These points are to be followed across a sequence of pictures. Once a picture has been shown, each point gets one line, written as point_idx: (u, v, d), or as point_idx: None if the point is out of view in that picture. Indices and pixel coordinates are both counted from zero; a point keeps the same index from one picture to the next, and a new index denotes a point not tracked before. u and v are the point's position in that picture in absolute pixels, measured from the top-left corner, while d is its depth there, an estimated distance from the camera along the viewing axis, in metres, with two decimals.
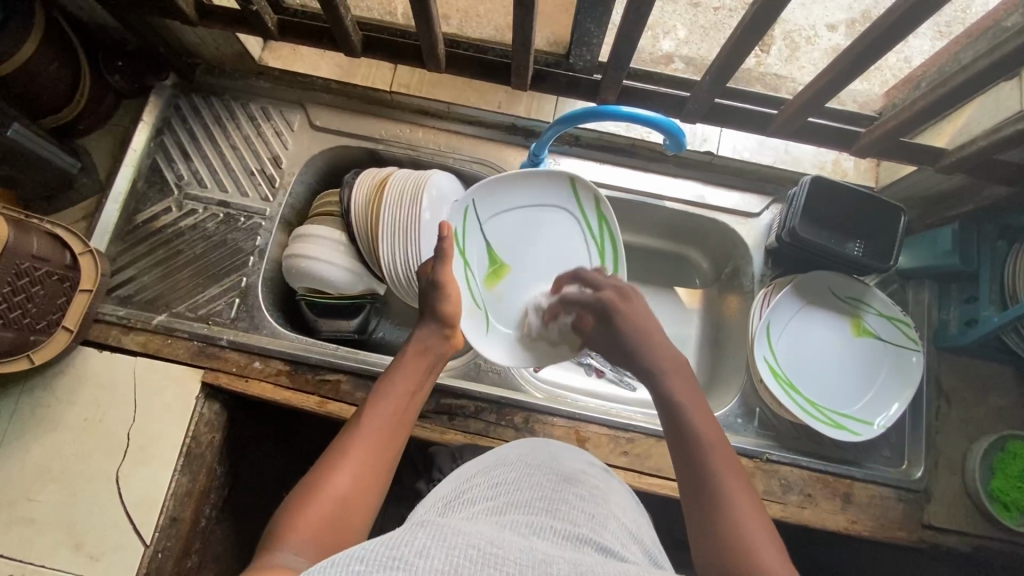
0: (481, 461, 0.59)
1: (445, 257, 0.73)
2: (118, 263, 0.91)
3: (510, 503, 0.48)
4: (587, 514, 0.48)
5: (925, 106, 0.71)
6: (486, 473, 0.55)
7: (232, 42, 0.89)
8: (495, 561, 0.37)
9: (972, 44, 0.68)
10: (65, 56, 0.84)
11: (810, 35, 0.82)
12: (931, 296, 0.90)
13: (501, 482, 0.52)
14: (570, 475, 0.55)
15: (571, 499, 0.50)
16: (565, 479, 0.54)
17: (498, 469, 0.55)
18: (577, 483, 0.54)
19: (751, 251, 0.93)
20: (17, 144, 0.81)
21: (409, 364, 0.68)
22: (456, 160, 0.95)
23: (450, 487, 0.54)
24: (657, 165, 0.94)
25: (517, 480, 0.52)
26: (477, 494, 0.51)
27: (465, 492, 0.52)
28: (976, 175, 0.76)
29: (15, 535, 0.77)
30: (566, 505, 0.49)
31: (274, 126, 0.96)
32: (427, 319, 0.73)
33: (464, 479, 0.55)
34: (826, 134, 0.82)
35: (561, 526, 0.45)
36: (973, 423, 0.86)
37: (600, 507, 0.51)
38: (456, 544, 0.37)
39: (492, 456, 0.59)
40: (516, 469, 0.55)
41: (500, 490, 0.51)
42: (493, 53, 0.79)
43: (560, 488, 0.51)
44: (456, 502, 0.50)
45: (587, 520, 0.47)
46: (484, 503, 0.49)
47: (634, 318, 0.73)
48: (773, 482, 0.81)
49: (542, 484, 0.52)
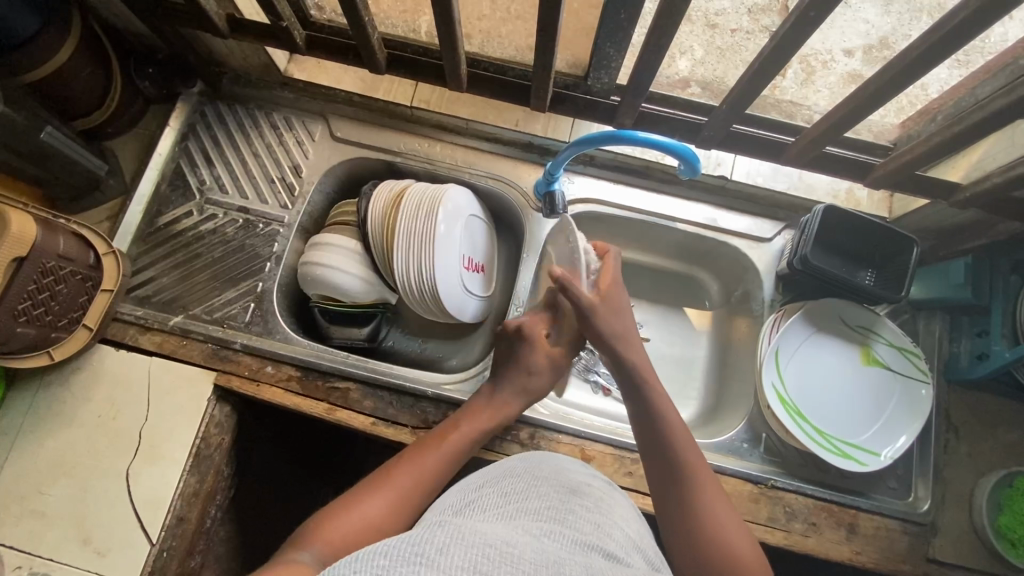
0: (490, 471, 0.59)
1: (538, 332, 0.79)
2: (139, 264, 0.93)
3: (519, 511, 0.49)
4: (593, 523, 0.49)
5: (941, 141, 0.71)
6: (494, 483, 0.56)
7: (259, 53, 0.91)
8: (511, 560, 0.37)
9: (990, 80, 0.69)
10: (98, 62, 0.86)
11: (826, 59, 0.83)
12: (942, 327, 0.89)
13: (509, 492, 0.53)
14: (576, 487, 0.56)
15: (578, 509, 0.51)
16: (572, 491, 0.54)
17: (505, 479, 0.56)
18: (583, 495, 0.54)
19: (761, 277, 0.93)
20: (49, 146, 0.83)
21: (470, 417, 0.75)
22: (471, 175, 0.97)
23: (459, 492, 0.55)
24: (671, 187, 0.95)
25: (525, 490, 0.53)
26: (488, 501, 0.52)
27: (476, 498, 0.53)
28: (990, 211, 0.76)
29: (26, 527, 0.78)
30: (574, 514, 0.49)
31: (296, 135, 0.99)
32: (512, 369, 0.80)
33: (473, 487, 0.55)
34: (841, 163, 0.83)
35: (570, 532, 0.46)
36: (982, 458, 0.85)
37: (606, 518, 0.51)
38: (475, 543, 0.38)
39: (498, 467, 0.60)
40: (523, 479, 0.56)
41: (509, 499, 0.51)
42: (512, 73, 0.82)
43: (567, 499, 0.52)
44: (467, 507, 0.51)
45: (593, 529, 0.48)
46: (494, 509, 0.50)
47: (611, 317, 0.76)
48: (777, 509, 0.81)
49: (550, 494, 0.53)
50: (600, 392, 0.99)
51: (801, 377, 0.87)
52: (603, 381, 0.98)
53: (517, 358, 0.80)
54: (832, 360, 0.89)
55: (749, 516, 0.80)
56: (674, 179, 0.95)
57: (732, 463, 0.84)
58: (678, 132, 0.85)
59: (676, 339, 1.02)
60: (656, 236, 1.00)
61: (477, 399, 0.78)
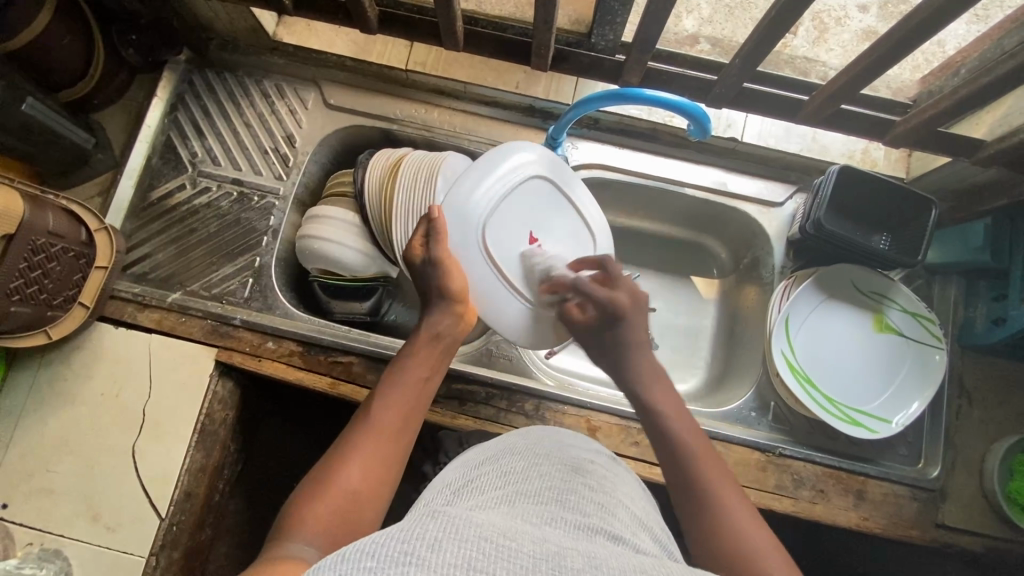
0: (489, 449, 0.58)
1: (439, 236, 0.72)
2: (134, 240, 0.91)
3: (520, 493, 0.48)
4: (596, 503, 0.48)
5: (962, 97, 0.68)
6: (493, 462, 0.54)
7: (246, 17, 0.87)
8: (509, 553, 0.36)
9: (1019, 29, 0.64)
10: (78, 29, 0.82)
11: (840, 16, 0.82)
12: (958, 291, 0.87)
13: (510, 472, 0.52)
14: (577, 465, 0.55)
15: (580, 488, 0.50)
16: (573, 469, 0.54)
17: (506, 457, 0.55)
18: (585, 473, 0.54)
19: (772, 243, 0.91)
20: (33, 120, 0.80)
21: (421, 355, 0.67)
22: (471, 141, 0.94)
23: (457, 472, 0.54)
24: (678, 150, 0.92)
25: (526, 470, 0.52)
26: (486, 483, 0.51)
27: (475, 479, 0.52)
28: (1014, 170, 0.72)
29: (36, 504, 0.79)
30: (575, 494, 0.49)
31: (288, 103, 0.95)
32: (434, 302, 0.71)
33: (472, 467, 0.55)
34: (858, 122, 0.79)
35: (573, 516, 0.45)
36: (995, 423, 0.84)
37: (608, 496, 0.51)
38: (468, 537, 0.37)
39: (497, 444, 0.59)
40: (523, 458, 0.55)
41: (508, 480, 0.50)
42: (513, 31, 0.77)
43: (568, 479, 0.51)
44: (465, 491, 0.50)
45: (597, 510, 0.47)
46: (494, 492, 0.49)
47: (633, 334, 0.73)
48: (785, 477, 0.80)
49: (551, 473, 0.52)
50: None
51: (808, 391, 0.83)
52: None
53: (430, 292, 0.72)
54: (829, 342, 0.86)
55: (757, 484, 0.80)
56: (681, 142, 0.92)
57: (739, 431, 0.83)
58: (688, 91, 0.81)
59: (681, 308, 1.01)
60: (663, 203, 0.97)
61: (420, 327, 0.70)
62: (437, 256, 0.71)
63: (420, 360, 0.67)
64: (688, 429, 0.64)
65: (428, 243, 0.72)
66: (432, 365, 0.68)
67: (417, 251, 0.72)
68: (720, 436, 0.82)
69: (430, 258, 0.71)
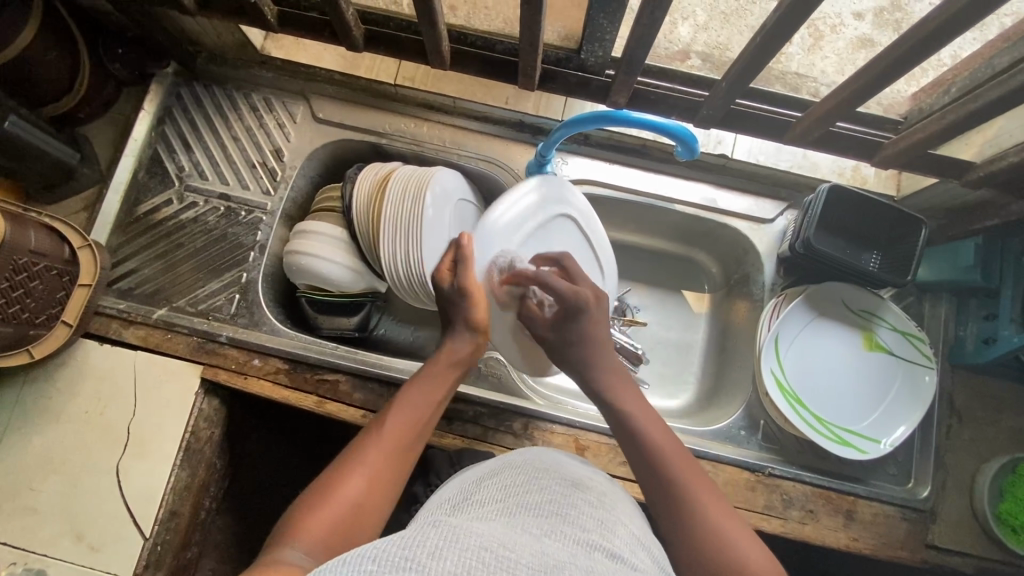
0: (489, 466, 0.58)
1: (466, 262, 0.72)
2: (120, 255, 0.90)
3: (519, 506, 0.48)
4: (596, 520, 0.48)
5: (951, 119, 0.67)
6: (493, 478, 0.54)
7: (233, 31, 0.86)
8: (509, 564, 0.36)
9: (1010, 50, 0.63)
10: (63, 44, 0.82)
11: (835, 23, 0.75)
12: (948, 310, 0.87)
13: (510, 486, 0.52)
14: (577, 482, 0.55)
15: (579, 504, 0.50)
16: (573, 486, 0.53)
17: (506, 473, 0.55)
18: (585, 490, 0.53)
19: (762, 259, 0.90)
20: (16, 136, 0.79)
21: (437, 372, 0.68)
22: (460, 156, 0.93)
23: (457, 488, 0.54)
24: (669, 166, 0.91)
25: (526, 484, 0.52)
26: (486, 496, 0.50)
27: (474, 494, 0.52)
28: (1004, 191, 0.72)
29: (18, 524, 0.78)
30: (574, 509, 0.48)
31: (276, 117, 0.94)
32: (457, 327, 0.71)
33: (472, 483, 0.54)
34: (849, 144, 0.78)
35: (572, 531, 0.45)
36: (986, 442, 0.84)
37: (607, 513, 0.50)
38: (468, 547, 0.37)
39: (498, 461, 0.59)
40: (526, 473, 0.54)
41: (508, 492, 0.50)
42: (501, 48, 0.77)
43: (569, 494, 0.51)
44: (465, 504, 0.49)
45: (597, 526, 0.47)
46: (492, 505, 0.48)
47: (596, 326, 0.74)
48: (774, 497, 0.80)
49: (550, 488, 0.52)
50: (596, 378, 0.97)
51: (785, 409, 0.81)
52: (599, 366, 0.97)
53: (451, 315, 0.72)
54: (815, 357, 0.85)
55: (747, 505, 0.79)
56: (672, 158, 0.91)
57: (729, 450, 0.83)
58: (678, 110, 0.80)
59: (672, 324, 1.01)
60: (653, 218, 0.96)
61: (441, 349, 0.71)
62: (462, 285, 0.71)
63: (434, 377, 0.68)
64: (666, 440, 0.63)
65: (454, 267, 0.73)
66: (446, 383, 0.68)
67: (443, 277, 0.73)
68: (709, 456, 0.81)
69: (456, 287, 0.72)
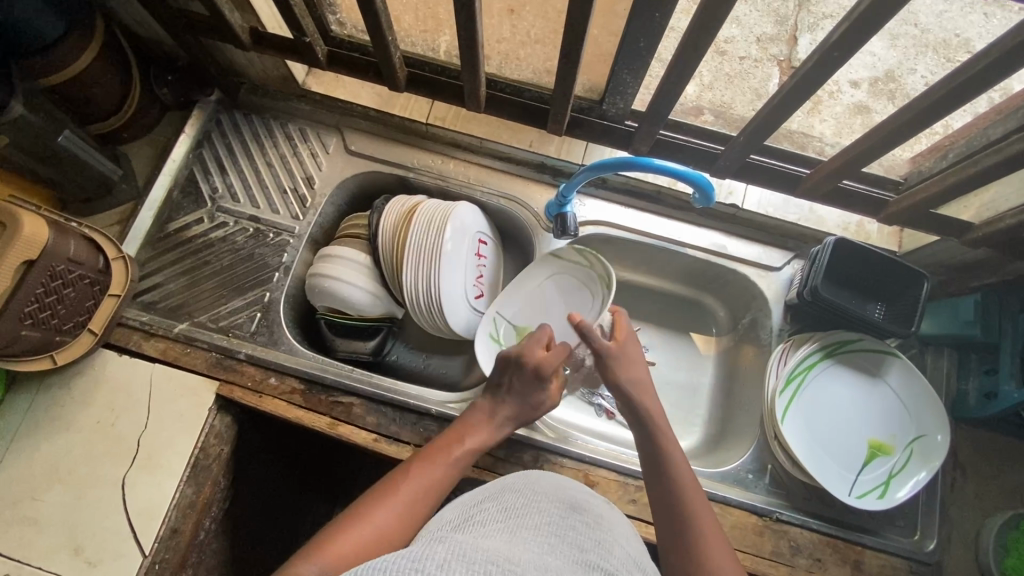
0: (488, 489, 0.59)
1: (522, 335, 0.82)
2: (147, 269, 0.93)
3: (521, 525, 0.49)
4: (594, 539, 0.49)
5: (950, 182, 0.72)
6: (494, 499, 0.55)
7: (279, 66, 0.92)
8: None
9: (1002, 120, 0.68)
10: (119, 68, 0.87)
11: (833, 90, 0.89)
12: (950, 364, 0.89)
13: (510, 507, 0.53)
14: (575, 502, 0.56)
15: (579, 525, 0.51)
16: (571, 507, 0.54)
17: (506, 495, 0.56)
18: (583, 512, 0.54)
19: (769, 305, 0.93)
20: (64, 150, 0.83)
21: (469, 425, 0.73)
22: (482, 193, 0.97)
23: (457, 510, 0.55)
24: (681, 213, 0.96)
25: (526, 506, 0.53)
26: (487, 516, 0.51)
27: (476, 514, 0.53)
28: (1001, 251, 0.76)
29: (17, 534, 0.77)
30: (574, 530, 0.49)
31: (310, 147, 0.99)
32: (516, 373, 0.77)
33: (472, 504, 0.55)
34: (852, 198, 0.83)
35: (571, 550, 0.46)
36: (988, 498, 0.85)
37: (606, 534, 0.51)
38: (475, 559, 0.38)
39: (497, 485, 0.59)
40: (523, 495, 0.56)
41: (508, 514, 0.51)
42: (528, 95, 0.83)
43: (566, 514, 0.52)
44: (467, 523, 0.50)
45: (595, 546, 0.48)
46: (495, 524, 0.49)
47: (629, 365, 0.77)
48: (782, 543, 0.80)
49: (551, 510, 0.53)
50: (603, 415, 0.97)
51: (803, 439, 0.84)
52: (607, 404, 0.97)
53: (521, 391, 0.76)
54: (857, 414, 0.87)
55: (753, 549, 0.79)
56: (685, 205, 0.96)
57: (737, 493, 0.83)
58: (694, 160, 0.85)
59: (679, 366, 1.02)
60: (666, 262, 1.00)
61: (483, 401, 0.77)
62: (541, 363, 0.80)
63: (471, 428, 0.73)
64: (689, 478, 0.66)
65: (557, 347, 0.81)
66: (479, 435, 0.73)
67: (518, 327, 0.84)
68: (716, 498, 0.82)
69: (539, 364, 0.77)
